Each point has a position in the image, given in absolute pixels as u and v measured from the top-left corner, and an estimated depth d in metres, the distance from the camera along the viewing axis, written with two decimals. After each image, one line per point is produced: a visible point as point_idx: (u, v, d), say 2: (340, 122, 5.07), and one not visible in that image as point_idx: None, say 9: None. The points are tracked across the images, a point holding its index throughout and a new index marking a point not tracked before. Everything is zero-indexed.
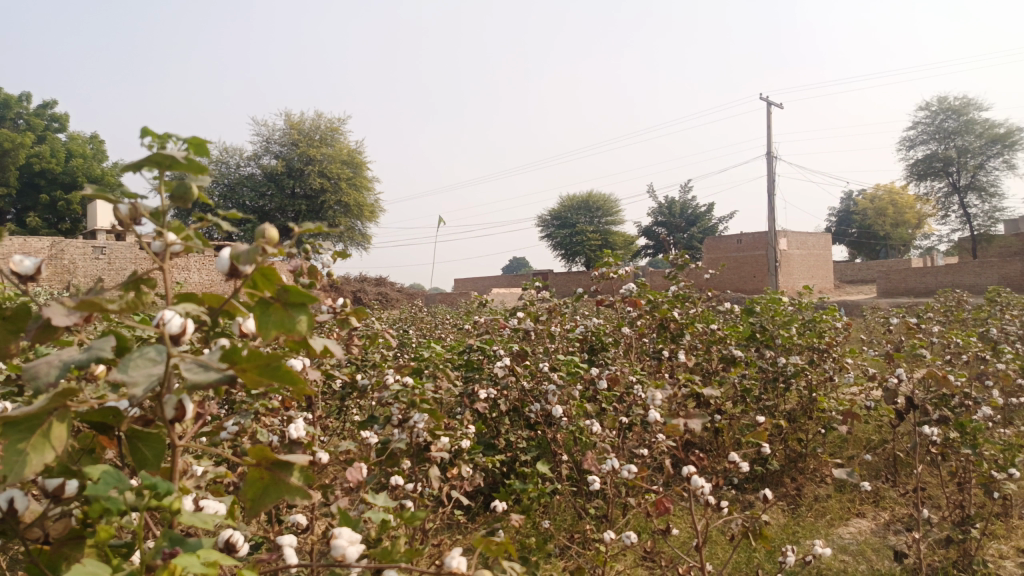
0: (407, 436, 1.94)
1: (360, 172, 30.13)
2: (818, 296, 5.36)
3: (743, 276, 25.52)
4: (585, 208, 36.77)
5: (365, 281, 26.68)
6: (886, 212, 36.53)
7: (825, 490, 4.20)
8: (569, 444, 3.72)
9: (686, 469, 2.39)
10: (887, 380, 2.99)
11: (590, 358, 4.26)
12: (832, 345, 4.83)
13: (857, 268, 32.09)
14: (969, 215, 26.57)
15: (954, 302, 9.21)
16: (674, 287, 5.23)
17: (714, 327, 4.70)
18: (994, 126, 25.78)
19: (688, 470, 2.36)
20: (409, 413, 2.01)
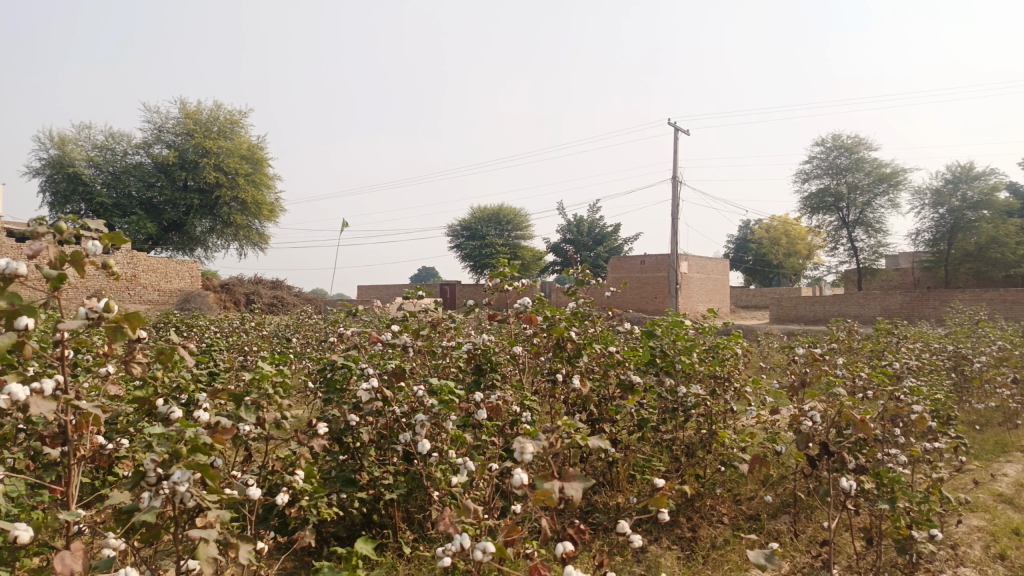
0: (160, 504, 1.36)
1: (260, 168, 28.73)
2: (720, 319, 5.04)
3: (645, 296, 26.14)
4: (495, 220, 36.56)
5: (260, 283, 25.32)
6: (780, 242, 38.14)
7: (721, 533, 3.88)
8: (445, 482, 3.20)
9: (560, 545, 1.85)
10: (799, 419, 2.68)
11: (474, 382, 3.75)
12: (732, 373, 4.56)
13: (752, 294, 33.26)
14: (857, 249, 27.90)
15: (844, 330, 9.36)
16: (572, 304, 4.80)
17: (613, 349, 4.29)
18: (882, 166, 27.23)
19: (565, 550, 1.82)
20: (169, 467, 1.40)
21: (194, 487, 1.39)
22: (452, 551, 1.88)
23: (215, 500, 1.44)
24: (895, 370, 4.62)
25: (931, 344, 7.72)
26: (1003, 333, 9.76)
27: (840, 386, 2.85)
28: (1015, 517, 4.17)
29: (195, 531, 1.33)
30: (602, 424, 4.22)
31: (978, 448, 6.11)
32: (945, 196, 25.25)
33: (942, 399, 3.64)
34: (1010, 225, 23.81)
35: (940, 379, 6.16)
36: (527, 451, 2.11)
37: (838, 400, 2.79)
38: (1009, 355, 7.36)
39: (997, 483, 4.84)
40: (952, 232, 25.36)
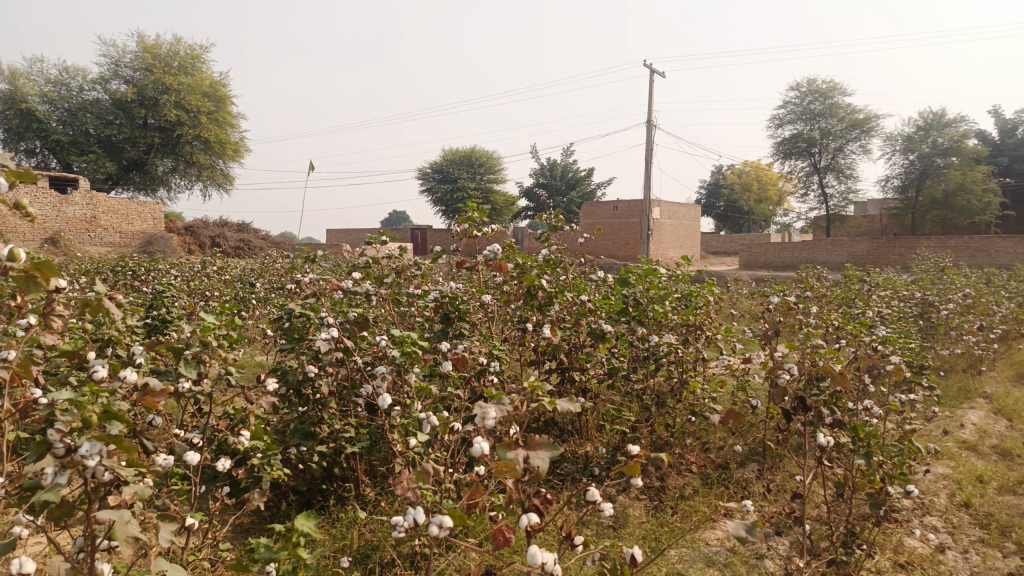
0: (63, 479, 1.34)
1: (223, 106, 27.72)
2: (693, 267, 4.95)
3: (617, 242, 26.18)
4: (467, 162, 35.99)
5: (225, 226, 24.70)
6: (751, 188, 38.19)
7: (690, 482, 3.86)
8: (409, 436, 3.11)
9: (524, 517, 1.75)
10: (774, 372, 2.58)
11: (441, 332, 3.62)
12: (705, 321, 4.48)
13: (723, 240, 33.42)
14: (827, 195, 27.98)
15: (813, 277, 9.40)
16: (544, 251, 4.64)
17: (584, 298, 4.17)
18: (856, 112, 27.16)
19: (528, 523, 1.72)
20: (76, 438, 1.36)
21: (105, 459, 1.40)
22: (405, 524, 1.76)
23: (130, 476, 1.42)
24: (868, 319, 4.60)
25: (900, 291, 7.76)
26: (968, 280, 9.88)
27: (820, 338, 2.75)
28: (978, 464, 4.22)
29: (106, 516, 1.29)
30: (572, 372, 4.13)
31: (943, 393, 6.22)
32: (916, 142, 25.25)
33: (916, 349, 3.61)
34: (978, 172, 24.07)
35: (908, 327, 6.21)
36: (490, 414, 1.97)
37: (817, 351, 2.70)
38: (976, 302, 7.42)
39: (961, 430, 4.91)
40: (921, 178, 25.46)
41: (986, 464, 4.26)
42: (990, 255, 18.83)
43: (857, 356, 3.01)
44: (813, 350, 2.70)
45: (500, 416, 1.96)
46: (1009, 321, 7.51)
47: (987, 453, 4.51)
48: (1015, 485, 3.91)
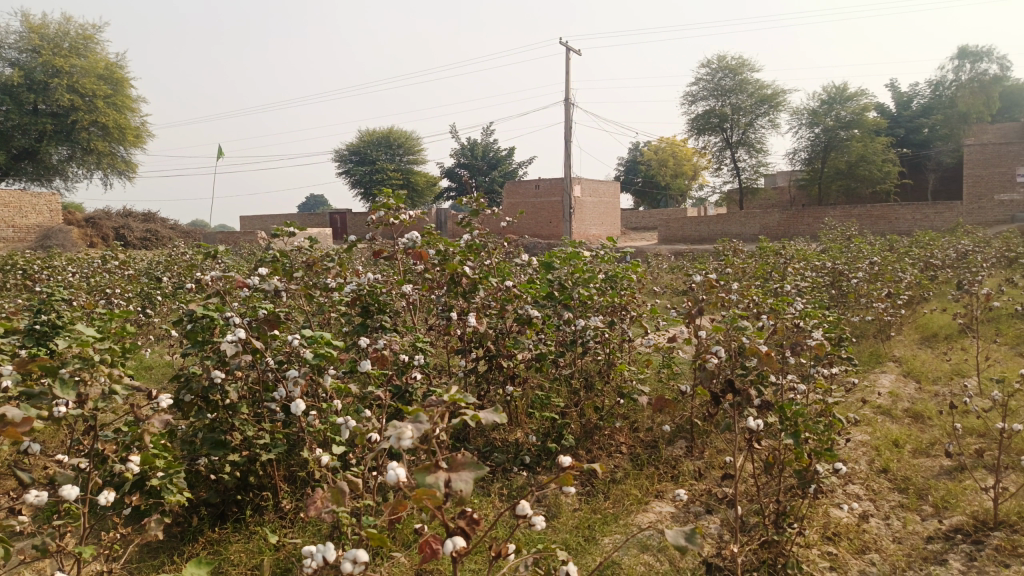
0: None
1: (121, 90, 26.17)
2: (617, 248, 4.90)
3: (541, 221, 26.22)
4: (385, 143, 35.27)
5: (129, 216, 23.38)
6: (667, 163, 38.97)
7: (621, 464, 3.84)
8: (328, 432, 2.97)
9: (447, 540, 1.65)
10: (702, 355, 2.55)
11: (360, 326, 3.48)
12: (630, 302, 4.45)
13: (642, 216, 34.03)
14: (739, 169, 28.79)
15: (729, 249, 9.63)
16: (466, 236, 4.48)
17: (510, 284, 4.07)
18: (763, 87, 27.98)
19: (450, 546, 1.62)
20: None
21: None
22: (317, 558, 1.63)
23: None
24: (788, 293, 4.69)
25: (812, 262, 8.01)
26: (873, 248, 10.34)
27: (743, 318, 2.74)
28: (893, 429, 4.40)
29: None
30: (498, 359, 4.04)
31: (856, 359, 6.47)
32: (820, 116, 26.22)
33: (833, 323, 3.69)
34: (878, 144, 25.27)
35: (822, 297, 6.42)
36: (405, 435, 1.81)
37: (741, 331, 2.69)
38: (883, 270, 7.74)
39: (876, 395, 5.12)
40: (826, 150, 26.45)
41: (900, 428, 4.44)
42: (891, 222, 19.80)
43: (781, 333, 3.02)
44: (736, 331, 2.69)
45: (417, 438, 1.81)
46: (913, 286, 7.87)
47: (900, 417, 4.72)
48: (928, 447, 4.09)
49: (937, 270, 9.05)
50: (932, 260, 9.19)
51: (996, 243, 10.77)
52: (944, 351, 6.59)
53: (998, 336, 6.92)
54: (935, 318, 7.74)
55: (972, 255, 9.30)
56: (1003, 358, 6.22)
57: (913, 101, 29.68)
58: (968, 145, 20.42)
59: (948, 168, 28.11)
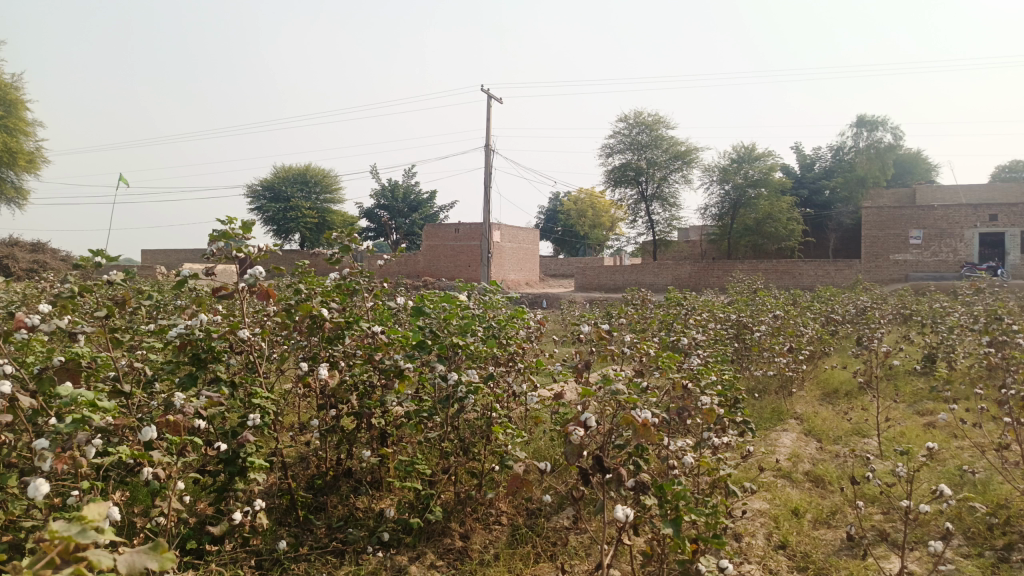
0: None
1: (14, 112, 24.63)
2: (506, 290, 4.44)
3: (459, 265, 25.89)
4: (300, 181, 34.32)
5: (14, 245, 21.64)
6: (586, 214, 39.56)
7: (494, 539, 3.38)
8: (125, 513, 2.51)
9: None
10: (569, 424, 2.13)
11: (188, 379, 2.95)
12: (516, 352, 4.00)
13: (560, 263, 34.22)
14: (653, 222, 29.34)
15: (637, 299, 9.42)
16: (333, 275, 3.94)
17: (378, 330, 3.56)
18: (677, 143, 28.80)
19: None
20: None
21: None
22: None
23: None
24: (687, 345, 4.38)
25: (717, 314, 7.87)
26: (778, 301, 10.38)
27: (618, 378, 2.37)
28: (795, 496, 4.10)
29: None
30: (363, 418, 3.53)
31: (759, 415, 6.25)
32: (730, 173, 27.10)
33: (730, 384, 3.35)
34: (783, 203, 26.29)
35: (724, 351, 6.22)
36: None
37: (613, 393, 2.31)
38: (786, 323, 7.65)
39: (776, 457, 4.87)
40: (734, 207, 27.35)
41: (801, 494, 4.15)
42: (795, 277, 20.40)
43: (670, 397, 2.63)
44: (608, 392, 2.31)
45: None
46: (815, 341, 7.80)
47: (801, 481, 4.46)
48: (829, 516, 3.80)
49: (838, 325, 9.11)
50: (834, 314, 9.25)
51: (892, 300, 11.04)
52: (844, 409, 6.47)
53: (896, 393, 6.87)
54: (837, 373, 7.69)
55: (870, 311, 9.43)
56: (901, 416, 6.13)
57: (816, 163, 31.13)
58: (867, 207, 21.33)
59: (847, 229, 29.55)
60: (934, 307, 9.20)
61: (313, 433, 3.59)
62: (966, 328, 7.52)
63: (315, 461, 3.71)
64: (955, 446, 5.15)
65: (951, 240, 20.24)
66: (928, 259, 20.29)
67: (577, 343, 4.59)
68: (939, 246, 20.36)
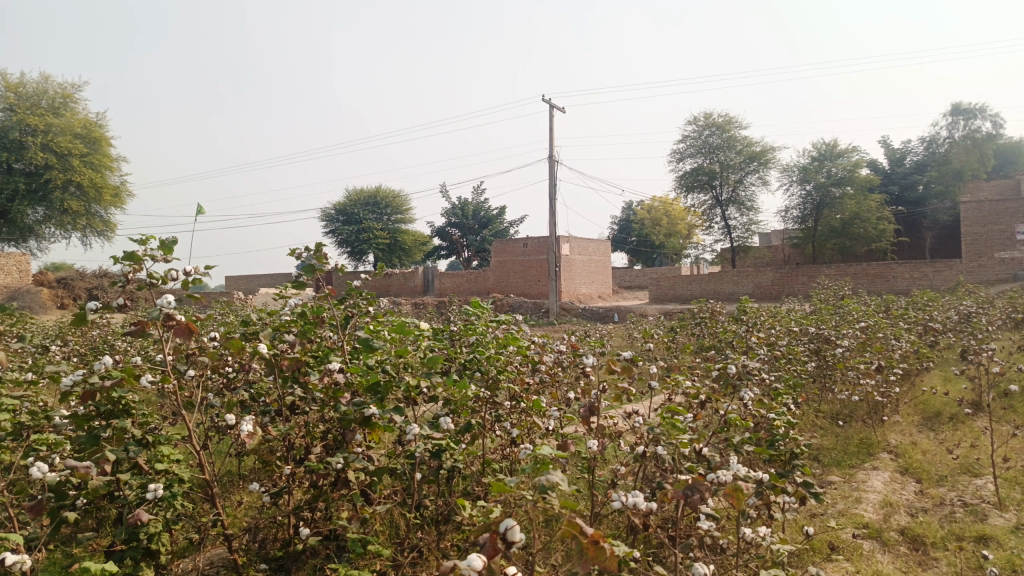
0: None
1: (100, 150, 25.56)
2: (498, 309, 3.69)
3: (528, 280, 25.15)
4: (372, 203, 34.49)
5: (103, 276, 22.30)
6: (661, 222, 38.24)
7: None
8: None
9: None
10: (482, 541, 1.46)
11: (88, 440, 2.39)
12: (514, 390, 3.24)
13: (635, 274, 33.13)
14: (730, 227, 27.82)
15: (701, 309, 8.49)
16: (294, 302, 3.32)
17: (333, 368, 2.90)
18: (753, 144, 27.34)
19: None
20: None
21: None
22: None
23: None
24: (738, 371, 3.54)
25: (795, 328, 6.85)
26: (866, 309, 9.18)
27: (559, 471, 1.67)
28: (886, 568, 3.14)
29: None
30: (315, 477, 2.86)
31: (842, 450, 5.25)
32: (812, 172, 25.42)
33: (771, 435, 2.55)
34: (871, 201, 24.44)
35: (791, 373, 5.30)
36: None
37: (544, 498, 1.60)
38: (873, 337, 6.55)
39: (862, 510, 3.92)
40: (818, 208, 25.69)
41: (897, 567, 3.19)
42: (889, 281, 18.78)
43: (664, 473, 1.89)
44: (537, 492, 1.62)
45: None
46: (910, 356, 6.63)
47: (895, 543, 3.49)
48: None
49: (937, 335, 7.90)
50: (932, 323, 8.01)
51: (1000, 303, 9.66)
52: (950, 441, 5.36)
53: (1012, 419, 5.72)
54: (936, 395, 6.54)
55: (977, 317, 8.14)
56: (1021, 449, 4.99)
57: (906, 158, 28.99)
58: (965, 202, 19.46)
59: (944, 226, 27.30)
60: None
61: (264, 498, 2.94)
62: None
63: (274, 528, 3.05)
64: None
65: None
66: None
67: (594, 364, 3.78)
68: None
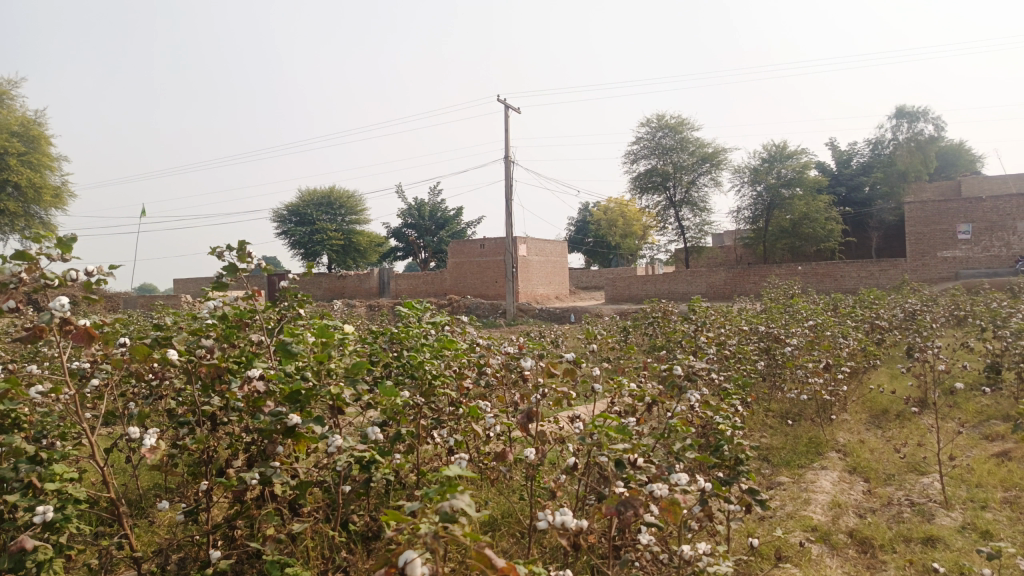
0: None
1: (39, 148, 24.57)
2: (439, 308, 3.52)
3: (485, 281, 24.97)
4: (326, 204, 33.66)
5: None
6: (617, 223, 38.44)
7: None
8: None
9: None
10: None
11: None
12: (453, 395, 3.09)
13: (591, 275, 33.26)
14: (684, 228, 28.08)
15: (654, 309, 8.45)
16: (217, 304, 3.11)
17: (255, 375, 2.71)
18: (705, 145, 27.64)
19: None
20: None
21: None
22: None
23: None
24: (685, 371, 3.43)
25: (745, 328, 6.83)
26: (815, 307, 9.24)
27: (465, 495, 1.54)
28: (835, 573, 3.06)
29: None
30: (235, 492, 2.68)
31: (791, 449, 5.21)
32: (762, 173, 25.76)
33: (713, 443, 2.45)
34: (820, 202, 24.91)
35: (741, 373, 5.23)
36: None
37: (446, 528, 1.46)
38: (821, 335, 6.56)
39: (811, 512, 3.85)
40: (769, 209, 26.07)
41: (844, 571, 3.11)
42: (837, 280, 19.11)
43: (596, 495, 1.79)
44: (441, 522, 1.48)
45: None
46: (857, 354, 6.64)
47: (843, 547, 3.42)
48: None
49: (884, 333, 7.98)
50: (879, 321, 8.09)
51: (943, 301, 9.83)
52: (896, 439, 5.36)
53: (956, 416, 5.77)
54: (883, 393, 6.57)
55: (922, 314, 8.25)
56: (966, 446, 5.02)
57: (853, 160, 29.65)
58: (909, 202, 19.89)
59: (890, 226, 28.00)
60: (994, 307, 7.97)
61: (181, 515, 2.75)
62: None
63: (194, 548, 2.86)
64: None
65: (1002, 233, 18.61)
66: (980, 255, 18.75)
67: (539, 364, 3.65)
68: (990, 240, 18.81)
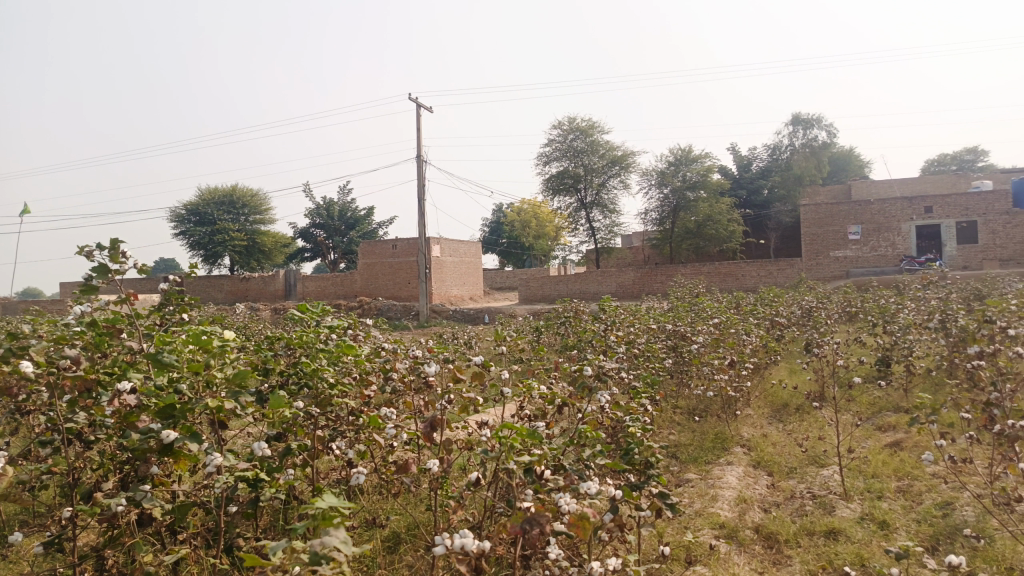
0: None
1: None
2: (339, 311, 3.31)
3: (398, 282, 24.55)
4: (228, 203, 32.21)
5: None
6: (530, 224, 38.67)
7: None
8: None
9: None
10: None
11: None
12: (353, 403, 2.90)
13: (505, 275, 33.32)
14: (594, 229, 28.49)
15: (567, 309, 8.44)
16: (85, 309, 2.80)
17: (127, 388, 2.44)
18: (615, 148, 28.14)
19: None
20: None
21: None
22: None
23: None
24: (596, 372, 3.35)
25: (653, 326, 6.90)
26: (720, 305, 9.48)
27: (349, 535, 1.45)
28: (742, 570, 3.06)
29: None
30: (104, 519, 2.41)
31: (698, 446, 5.26)
32: (668, 176, 26.40)
33: (623, 447, 2.36)
34: (722, 204, 25.82)
35: (649, 371, 5.24)
36: None
37: None
38: (726, 332, 6.69)
39: (719, 508, 3.87)
40: (675, 211, 26.79)
41: (751, 567, 3.12)
42: (739, 279, 19.82)
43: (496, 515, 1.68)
44: None
45: None
46: (760, 350, 6.81)
47: (750, 543, 3.44)
48: None
49: (784, 329, 8.26)
50: (779, 318, 8.37)
51: (837, 298, 10.28)
52: (797, 432, 5.51)
53: (851, 408, 5.99)
54: (784, 387, 6.77)
55: (818, 311, 8.58)
56: (861, 438, 5.21)
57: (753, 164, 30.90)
58: (805, 205, 20.85)
59: (786, 227, 29.35)
60: (883, 304, 8.38)
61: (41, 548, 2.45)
62: (921, 328, 6.66)
63: None
64: (930, 477, 4.23)
65: (888, 234, 19.75)
66: (868, 254, 19.87)
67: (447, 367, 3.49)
68: (878, 240, 19.92)
